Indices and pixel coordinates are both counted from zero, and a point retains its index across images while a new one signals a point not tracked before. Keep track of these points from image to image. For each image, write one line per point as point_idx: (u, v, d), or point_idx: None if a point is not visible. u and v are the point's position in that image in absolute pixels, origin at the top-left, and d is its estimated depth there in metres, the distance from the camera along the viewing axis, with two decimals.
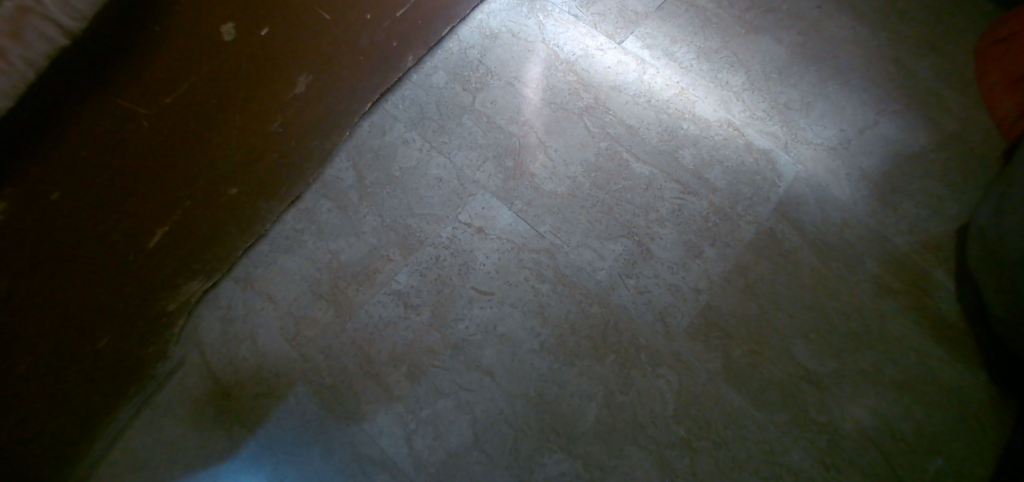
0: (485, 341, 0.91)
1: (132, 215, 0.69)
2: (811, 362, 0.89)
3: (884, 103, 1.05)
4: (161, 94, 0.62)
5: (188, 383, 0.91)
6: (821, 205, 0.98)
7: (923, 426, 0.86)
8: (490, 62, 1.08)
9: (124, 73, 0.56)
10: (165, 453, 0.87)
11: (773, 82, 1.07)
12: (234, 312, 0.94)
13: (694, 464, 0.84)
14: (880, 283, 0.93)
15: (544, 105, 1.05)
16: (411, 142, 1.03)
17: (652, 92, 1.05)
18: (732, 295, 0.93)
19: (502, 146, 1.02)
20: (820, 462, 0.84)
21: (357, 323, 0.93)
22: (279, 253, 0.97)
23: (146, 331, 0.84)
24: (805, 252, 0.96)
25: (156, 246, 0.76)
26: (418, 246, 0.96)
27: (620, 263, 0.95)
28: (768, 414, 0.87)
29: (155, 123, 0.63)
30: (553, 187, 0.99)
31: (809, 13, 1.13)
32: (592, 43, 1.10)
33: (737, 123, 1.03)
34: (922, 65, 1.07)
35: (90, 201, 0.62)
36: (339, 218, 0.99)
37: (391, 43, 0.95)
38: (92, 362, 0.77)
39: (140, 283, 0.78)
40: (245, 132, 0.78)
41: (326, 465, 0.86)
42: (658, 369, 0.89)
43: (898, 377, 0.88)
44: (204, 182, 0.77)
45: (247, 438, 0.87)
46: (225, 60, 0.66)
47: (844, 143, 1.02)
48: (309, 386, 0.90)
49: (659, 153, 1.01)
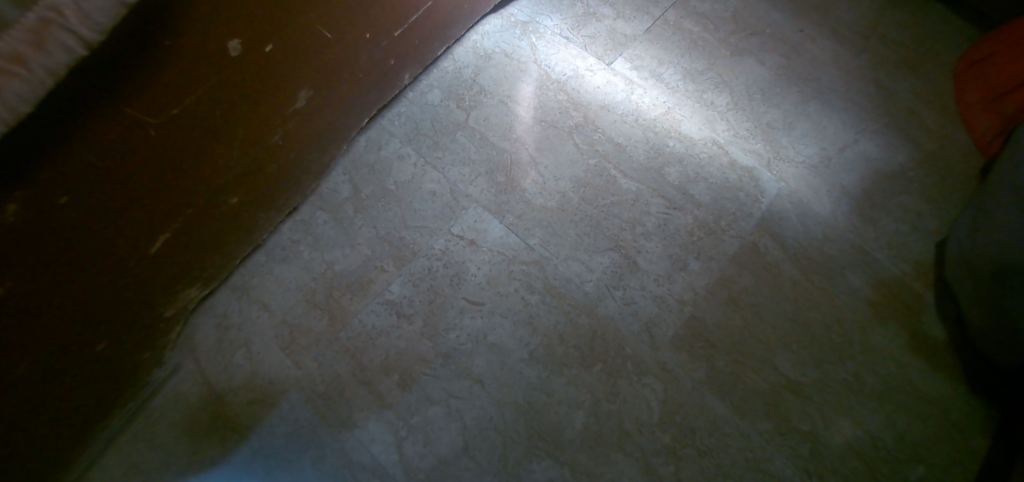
0: (476, 351, 0.93)
1: (134, 221, 0.72)
2: (793, 372, 0.92)
3: (862, 124, 1.09)
4: (168, 106, 0.65)
5: (182, 389, 0.93)
6: (802, 221, 1.02)
7: (902, 435, 0.88)
8: (484, 81, 1.12)
9: (134, 85, 0.59)
10: (158, 458, 0.88)
11: (757, 102, 1.11)
12: (230, 320, 0.96)
13: (679, 472, 0.86)
14: (860, 296, 0.96)
15: (535, 123, 1.09)
16: (406, 157, 1.06)
17: (639, 111, 1.09)
18: (716, 306, 0.96)
19: (494, 161, 1.06)
20: (803, 470, 0.86)
21: (351, 332, 0.95)
22: (276, 263, 1.00)
23: (143, 337, 0.86)
24: (787, 266, 0.99)
25: (157, 252, 0.79)
26: (412, 257, 0.99)
27: (607, 275, 0.98)
28: (752, 423, 0.89)
29: (161, 134, 0.67)
30: (543, 201, 1.03)
31: (791, 37, 1.17)
32: (582, 64, 1.14)
33: (721, 142, 1.07)
34: (899, 87, 1.12)
35: (95, 206, 0.64)
36: (335, 230, 1.01)
37: (389, 61, 0.99)
38: (90, 365, 0.78)
39: (140, 288, 0.80)
40: (247, 144, 0.81)
41: (318, 471, 0.87)
42: (644, 378, 0.91)
43: (878, 387, 0.91)
44: (206, 191, 0.80)
45: (240, 444, 0.89)
46: (230, 75, 0.70)
47: (824, 161, 1.06)
48: (302, 393, 0.91)
49: (646, 170, 1.05)
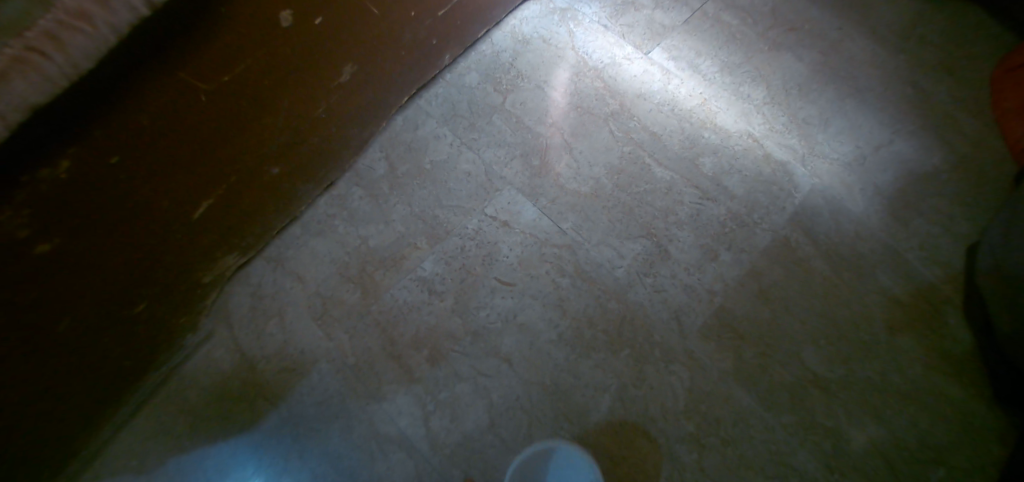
0: (505, 330, 0.94)
1: (181, 186, 0.73)
2: (820, 367, 0.92)
3: (900, 123, 1.08)
4: (220, 73, 0.66)
5: (214, 356, 0.95)
6: (836, 218, 1.01)
7: (927, 436, 0.88)
8: (521, 65, 1.13)
9: (190, 50, 0.60)
10: (191, 421, 0.91)
11: (794, 97, 1.10)
12: (263, 290, 0.98)
13: (702, 460, 0.87)
14: (891, 295, 0.96)
15: (570, 108, 1.09)
16: (442, 137, 1.07)
17: (675, 101, 1.09)
18: (746, 298, 0.96)
19: (529, 145, 1.06)
20: (826, 465, 0.87)
21: (383, 306, 0.96)
22: (310, 236, 1.01)
23: (181, 301, 0.88)
24: (818, 261, 0.98)
25: (199, 218, 0.80)
26: (445, 236, 1.00)
27: (638, 262, 0.98)
28: (776, 416, 0.89)
29: (212, 100, 0.68)
30: (576, 186, 1.03)
31: (831, 34, 1.16)
32: (620, 52, 1.14)
33: (756, 135, 1.07)
34: (940, 87, 1.10)
35: (145, 168, 0.66)
36: (369, 206, 1.02)
37: (431, 41, 1.00)
38: (129, 325, 0.80)
39: (181, 253, 0.82)
40: (291, 115, 0.82)
41: (346, 441, 0.89)
42: (671, 366, 0.92)
43: (905, 388, 0.91)
44: (249, 160, 0.81)
45: (271, 411, 0.91)
46: (280, 45, 0.71)
47: (860, 160, 1.05)
48: (332, 365, 0.93)
49: (680, 159, 1.05)
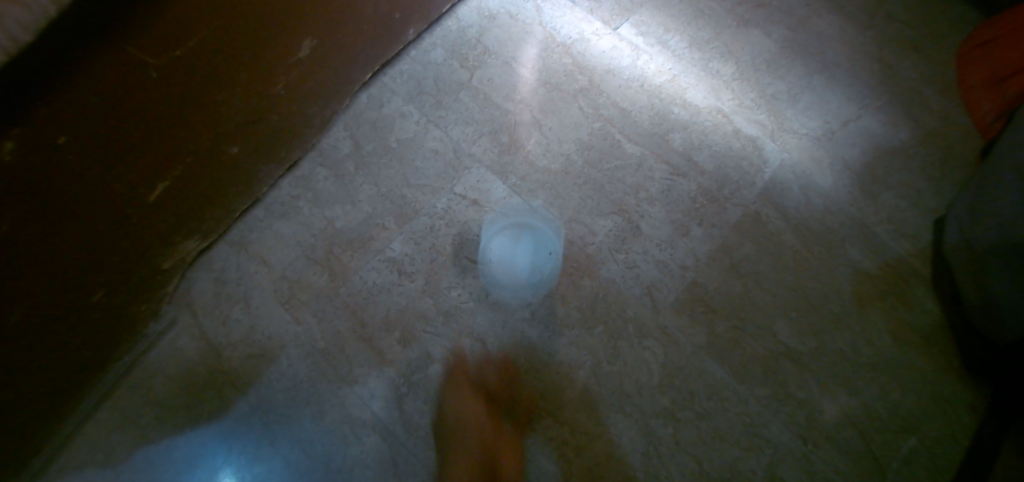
0: (477, 309, 0.94)
1: (135, 167, 0.70)
2: (790, 340, 0.93)
3: (867, 98, 1.08)
4: (172, 47, 0.63)
5: (178, 345, 0.92)
6: (804, 191, 1.01)
7: (897, 404, 0.89)
8: (488, 41, 1.10)
9: (138, 22, 0.57)
10: (155, 412, 0.89)
11: (763, 73, 1.10)
12: (227, 276, 0.96)
13: (677, 433, 0.88)
14: (860, 268, 0.97)
15: (539, 85, 1.07)
16: (408, 116, 1.05)
17: (644, 77, 1.08)
18: (717, 272, 0.97)
19: (497, 122, 1.05)
20: (798, 436, 0.88)
21: (351, 289, 0.95)
22: (274, 220, 0.99)
23: (140, 288, 0.85)
24: (788, 234, 0.99)
25: (156, 201, 0.77)
26: (414, 216, 0.99)
27: (610, 238, 0.98)
28: (749, 388, 0.91)
29: (164, 76, 0.65)
30: (547, 163, 1.02)
31: (799, 10, 1.15)
32: (588, 28, 1.12)
33: (726, 110, 1.07)
34: (906, 61, 1.11)
35: (93, 150, 0.63)
36: (335, 187, 1.00)
37: (394, 15, 0.97)
38: (87, 315, 0.77)
39: (137, 237, 0.78)
40: (249, 92, 0.80)
41: (316, 427, 0.88)
42: (644, 341, 0.93)
43: (875, 358, 0.92)
44: (206, 139, 0.78)
45: (239, 399, 0.90)
46: (235, 18, 0.68)
47: (828, 134, 1.06)
48: (301, 350, 0.92)
49: (650, 135, 1.04)
